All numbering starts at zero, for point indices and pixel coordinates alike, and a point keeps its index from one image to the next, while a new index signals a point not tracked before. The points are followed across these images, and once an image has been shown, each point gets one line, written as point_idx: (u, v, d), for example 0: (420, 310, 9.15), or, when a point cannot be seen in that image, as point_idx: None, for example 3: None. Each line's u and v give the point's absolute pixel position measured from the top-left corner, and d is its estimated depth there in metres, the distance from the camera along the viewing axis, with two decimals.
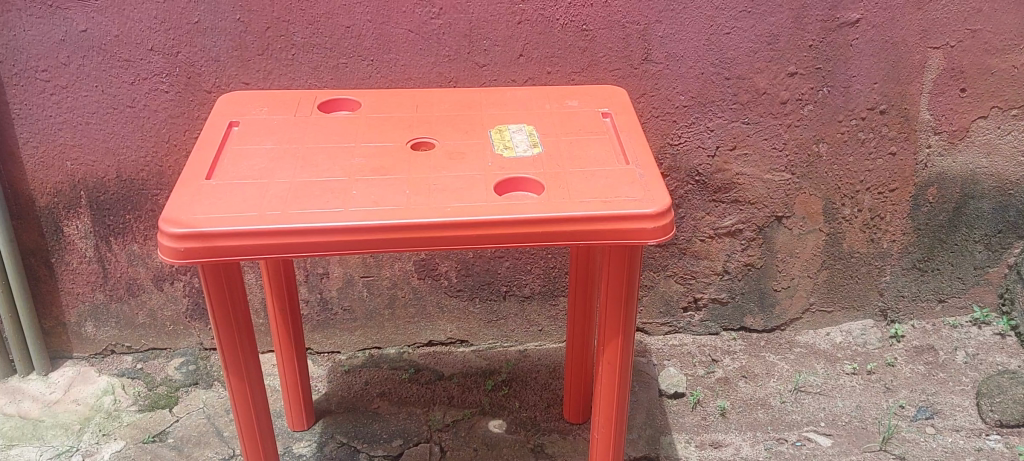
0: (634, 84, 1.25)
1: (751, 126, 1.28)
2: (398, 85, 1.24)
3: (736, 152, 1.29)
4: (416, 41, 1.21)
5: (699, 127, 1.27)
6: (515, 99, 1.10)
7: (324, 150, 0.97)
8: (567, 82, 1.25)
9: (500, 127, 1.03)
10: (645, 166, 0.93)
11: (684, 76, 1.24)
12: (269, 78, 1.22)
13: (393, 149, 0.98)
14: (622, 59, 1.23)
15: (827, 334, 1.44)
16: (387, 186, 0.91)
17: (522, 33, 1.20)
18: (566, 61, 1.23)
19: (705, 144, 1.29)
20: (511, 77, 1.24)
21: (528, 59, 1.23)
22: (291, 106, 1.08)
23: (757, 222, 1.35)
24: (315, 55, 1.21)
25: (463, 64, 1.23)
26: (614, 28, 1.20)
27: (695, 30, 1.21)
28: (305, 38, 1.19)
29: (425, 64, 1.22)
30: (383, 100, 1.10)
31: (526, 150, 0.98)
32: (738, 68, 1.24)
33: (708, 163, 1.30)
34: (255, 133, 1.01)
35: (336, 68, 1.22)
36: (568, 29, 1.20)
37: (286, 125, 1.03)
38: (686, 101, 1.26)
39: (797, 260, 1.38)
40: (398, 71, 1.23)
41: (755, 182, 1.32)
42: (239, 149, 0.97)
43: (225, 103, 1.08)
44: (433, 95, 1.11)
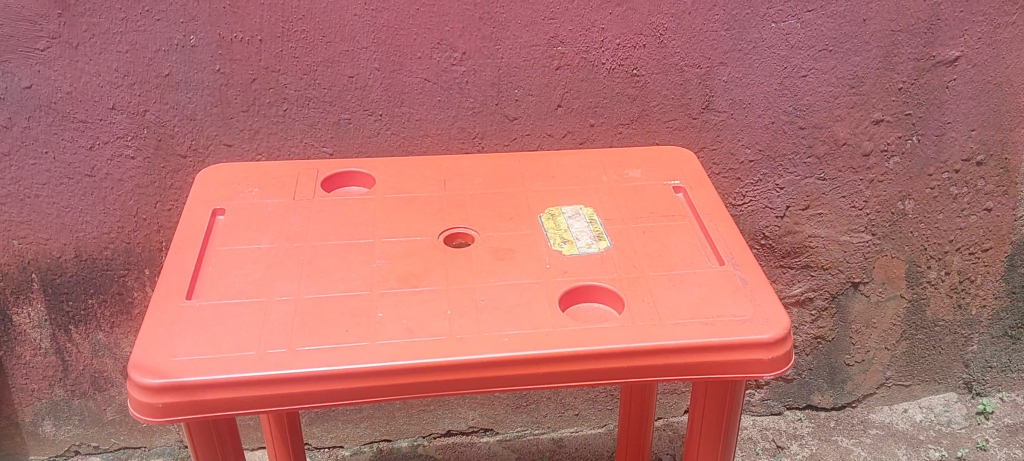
0: (693, 135, 1.05)
1: (827, 182, 1.09)
2: (412, 143, 1.04)
3: (809, 211, 1.10)
4: (433, 92, 1.00)
5: (767, 184, 1.08)
6: (562, 167, 0.90)
7: (334, 252, 0.77)
8: (613, 135, 1.05)
9: (553, 211, 0.83)
10: (744, 267, 0.74)
11: (752, 126, 1.04)
12: (256, 138, 1.01)
13: (421, 246, 0.78)
14: (678, 108, 1.03)
15: (905, 411, 1.26)
16: (421, 303, 0.71)
17: (561, 81, 1.00)
18: (612, 110, 1.03)
19: (773, 204, 1.10)
20: (547, 132, 1.04)
21: (568, 110, 1.02)
22: (286, 183, 0.87)
23: (830, 289, 1.16)
24: (311, 110, 1.00)
25: (489, 116, 1.02)
26: (671, 72, 1.00)
27: (766, 73, 1.01)
28: (299, 90, 0.98)
29: (445, 118, 1.02)
30: (399, 173, 0.89)
31: (589, 245, 0.78)
32: (814, 116, 1.04)
33: (776, 225, 1.11)
34: (245, 226, 0.81)
35: (337, 124, 1.01)
36: (617, 74, 1.00)
37: (282, 211, 0.83)
38: (752, 155, 1.06)
39: (873, 331, 1.20)
40: (411, 126, 1.02)
41: (829, 245, 1.13)
42: (227, 253, 0.77)
43: (204, 181, 0.87)
44: (461, 164, 0.91)
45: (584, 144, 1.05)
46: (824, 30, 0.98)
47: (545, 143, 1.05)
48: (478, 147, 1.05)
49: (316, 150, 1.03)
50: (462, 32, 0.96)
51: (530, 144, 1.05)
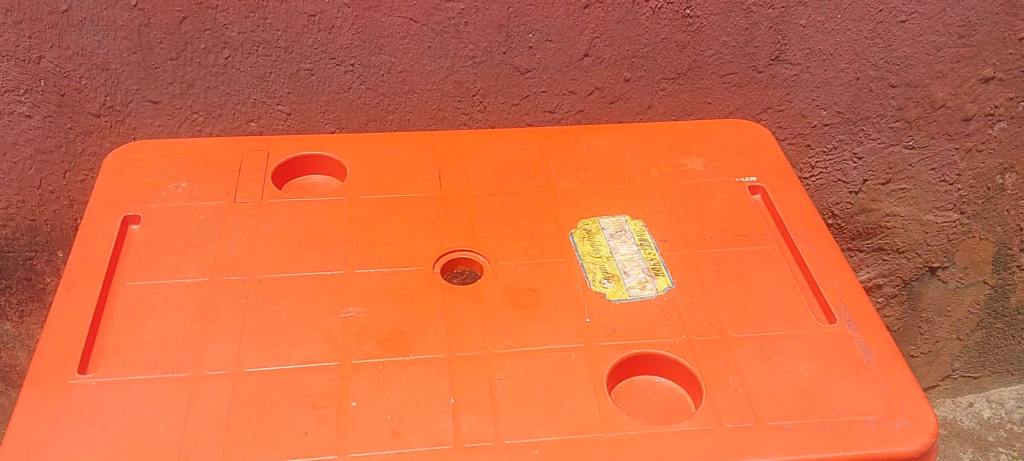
0: (756, 93, 0.82)
1: (915, 151, 0.87)
2: (393, 100, 0.80)
3: (889, 186, 0.89)
4: (422, 36, 0.76)
5: (843, 153, 0.86)
6: (597, 152, 0.68)
7: (292, 291, 0.56)
8: (654, 93, 0.81)
9: (589, 225, 0.61)
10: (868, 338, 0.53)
11: (831, 82, 0.82)
12: (190, 93, 0.77)
13: (413, 285, 0.56)
14: (740, 59, 0.79)
15: (970, 406, 1.09)
16: (414, 385, 0.50)
17: (590, 23, 0.76)
18: (655, 62, 0.79)
19: (848, 177, 0.88)
20: (569, 89, 0.80)
21: (596, 61, 0.79)
22: (227, 177, 0.64)
23: (903, 275, 0.97)
24: (261, 58, 0.76)
25: (495, 67, 0.79)
26: (734, 12, 0.76)
27: (855, 17, 0.77)
28: (245, 33, 0.74)
29: (436, 69, 0.78)
30: (381, 160, 0.66)
31: (643, 284, 0.57)
32: (910, 72, 0.81)
33: (849, 202, 0.90)
34: (167, 245, 0.59)
35: (295, 76, 0.77)
36: (663, 14, 0.76)
37: (220, 222, 0.60)
38: (828, 118, 0.84)
39: (945, 320, 1.01)
40: (391, 80, 0.79)
41: (909, 225, 0.92)
42: (141, 291, 0.55)
43: (112, 169, 0.64)
44: (463, 147, 0.68)
45: (615, 104, 0.82)
46: None
47: (565, 101, 0.81)
48: (480, 107, 0.81)
49: (268, 108, 0.79)
50: None
51: (547, 104, 0.81)
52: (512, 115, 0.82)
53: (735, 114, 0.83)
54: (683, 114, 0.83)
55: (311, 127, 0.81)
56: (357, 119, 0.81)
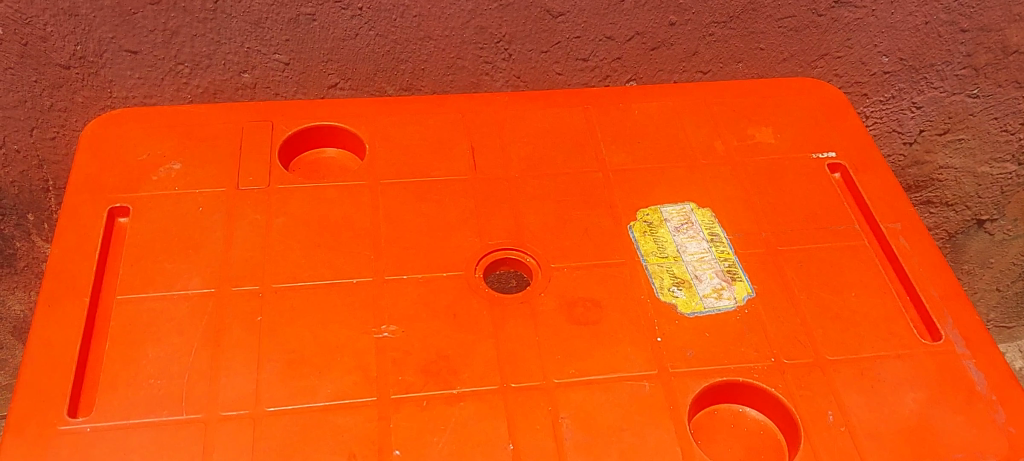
0: (814, 39, 0.73)
1: (979, 100, 0.78)
2: (406, 49, 0.70)
3: (947, 137, 0.81)
4: None
5: (902, 102, 0.78)
6: (651, 122, 0.59)
7: (313, 305, 0.48)
8: (700, 38, 0.72)
9: (650, 216, 0.53)
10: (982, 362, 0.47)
11: (897, 26, 0.73)
12: (174, 42, 0.67)
13: (454, 296, 0.49)
14: (801, 1, 0.70)
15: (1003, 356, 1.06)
16: (467, 427, 0.43)
17: None
18: (705, 3, 0.69)
19: (903, 128, 0.80)
20: (606, 34, 0.71)
21: (640, 3, 0.68)
22: (226, 156, 0.55)
23: (948, 228, 0.90)
24: (255, 2, 0.65)
25: (523, 11, 0.68)
26: None
27: None
28: None
29: (457, 13, 0.67)
30: (404, 133, 0.57)
31: (718, 294, 0.49)
32: (985, 15, 0.72)
33: (902, 155, 0.83)
34: (163, 246, 0.50)
35: (295, 22, 0.67)
36: None
37: (223, 215, 0.52)
38: (889, 66, 0.75)
39: (987, 272, 0.95)
40: (404, 25, 0.68)
41: (962, 178, 0.85)
42: (135, 308, 0.47)
43: (91, 148, 0.55)
44: (497, 117, 0.59)
45: (657, 51, 0.72)
46: None
47: (600, 48, 0.72)
48: (504, 55, 0.71)
49: (264, 58, 0.69)
50: None
51: (580, 51, 0.72)
52: (541, 63, 0.72)
53: (789, 61, 0.74)
54: (732, 61, 0.74)
55: (313, 78, 0.71)
56: (365, 69, 0.71)
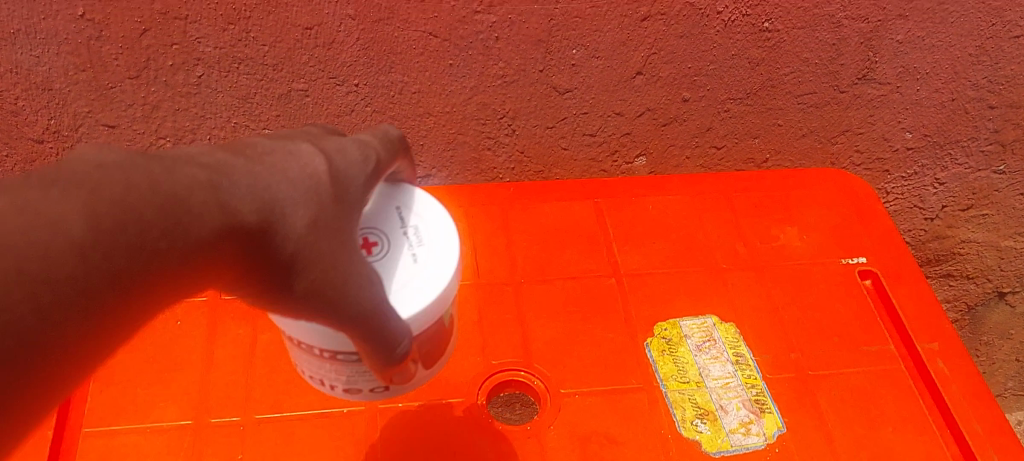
0: (835, 115, 0.69)
1: (1005, 176, 0.74)
2: (406, 124, 0.66)
3: (970, 212, 0.77)
4: (442, 53, 0.61)
5: (924, 178, 0.74)
6: (668, 218, 0.55)
7: (301, 440, 0.43)
8: (714, 114, 0.68)
9: (669, 333, 0.49)
10: None
11: (922, 102, 0.69)
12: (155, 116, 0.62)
13: (454, 428, 0.44)
14: (822, 77, 0.66)
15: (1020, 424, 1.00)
16: None
17: (648, 37, 0.62)
18: (720, 80, 0.66)
19: (925, 204, 0.77)
20: (615, 110, 0.67)
21: (651, 79, 0.65)
22: None
23: (968, 300, 0.85)
24: (243, 76, 0.60)
25: (529, 87, 0.64)
26: (822, 26, 0.62)
27: (962, 32, 0.64)
28: (221, 47, 0.58)
29: (458, 90, 0.64)
30: None
31: (745, 429, 0.45)
32: (1014, 92, 0.68)
33: (922, 229, 0.79)
34: (138, 365, 0.46)
35: (286, 97, 0.62)
36: (737, 27, 0.62)
37: (204, 330, 0.48)
38: (913, 142, 0.72)
39: (1007, 343, 0.90)
40: (405, 100, 0.64)
41: (985, 251, 0.80)
42: (104, 442, 0.43)
43: None
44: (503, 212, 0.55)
45: (668, 127, 0.69)
46: None
47: (609, 124, 0.68)
48: (508, 130, 0.68)
49: (253, 133, 0.65)
50: None
51: (588, 127, 0.68)
52: (547, 138, 0.69)
53: (807, 137, 0.71)
54: (747, 136, 0.70)
55: None
56: None
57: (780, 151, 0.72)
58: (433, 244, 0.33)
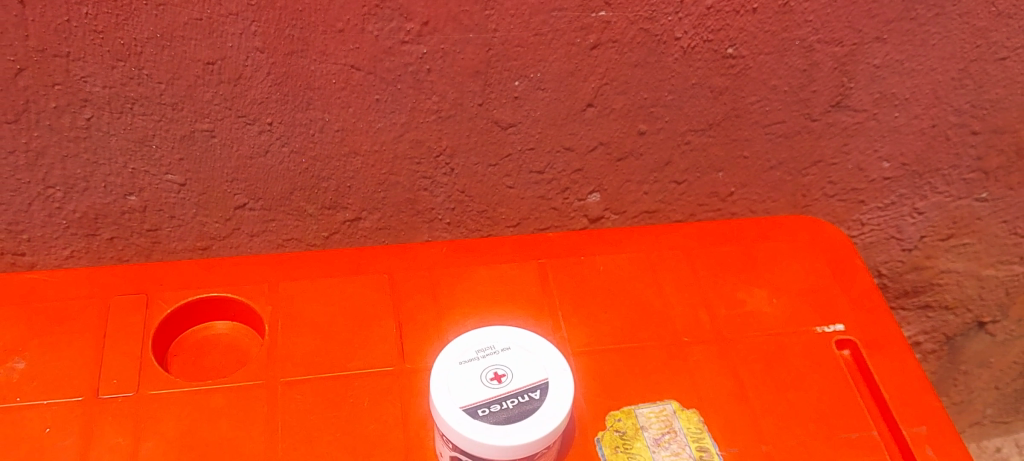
0: (806, 145, 0.63)
1: (987, 204, 0.69)
2: (329, 165, 0.59)
3: (950, 242, 0.72)
4: (367, 87, 0.54)
5: (901, 208, 0.69)
6: (621, 283, 0.48)
7: None
8: (675, 146, 0.62)
9: (622, 424, 0.42)
10: None
11: (900, 130, 0.63)
12: (40, 164, 0.55)
13: None
14: (792, 105, 0.60)
15: (998, 452, 0.93)
16: None
17: (598, 66, 0.55)
18: (680, 111, 0.59)
19: (903, 234, 0.71)
20: (564, 145, 0.60)
21: (603, 111, 0.58)
22: (87, 347, 0.44)
23: (947, 331, 0.80)
24: (139, 118, 0.54)
25: (467, 123, 0.58)
26: (791, 51, 0.56)
27: (944, 55, 0.58)
28: (111, 87, 0.52)
29: (387, 127, 0.57)
30: (315, 307, 0.46)
31: None
32: (999, 116, 0.63)
33: (900, 261, 0.73)
34: None
35: (189, 139, 0.56)
36: (698, 54, 0.55)
37: (76, 439, 0.41)
38: (891, 171, 0.66)
39: (986, 372, 0.85)
40: (327, 140, 0.57)
41: (965, 282, 0.75)
42: None
43: None
44: (432, 276, 0.48)
45: (623, 161, 0.62)
46: None
47: (559, 160, 0.61)
48: (445, 169, 0.60)
49: (154, 179, 0.57)
50: None
51: (535, 164, 0.61)
52: (489, 177, 0.62)
53: (777, 169, 0.64)
54: (711, 170, 0.64)
55: (216, 199, 0.59)
56: (278, 188, 0.59)
57: (747, 184, 0.65)
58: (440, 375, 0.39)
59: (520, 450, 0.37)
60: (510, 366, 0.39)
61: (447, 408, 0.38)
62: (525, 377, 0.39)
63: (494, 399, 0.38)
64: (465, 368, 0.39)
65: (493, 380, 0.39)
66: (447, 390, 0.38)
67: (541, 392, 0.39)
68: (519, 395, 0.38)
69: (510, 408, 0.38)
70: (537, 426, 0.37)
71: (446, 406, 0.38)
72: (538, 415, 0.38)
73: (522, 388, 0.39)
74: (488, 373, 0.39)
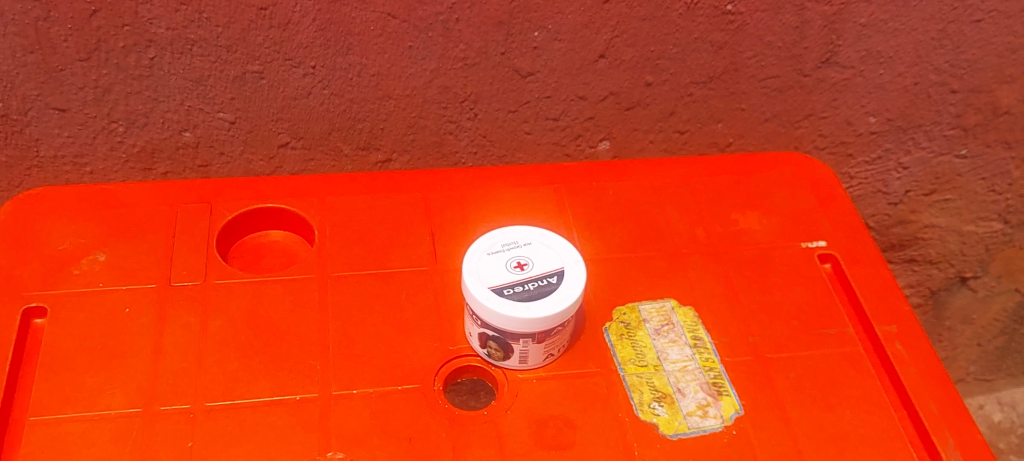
0: (798, 99, 0.69)
1: (967, 161, 0.75)
2: (364, 108, 0.65)
3: (932, 197, 0.78)
4: (401, 35, 0.60)
5: (886, 163, 0.75)
6: (628, 203, 0.54)
7: (255, 430, 0.43)
8: (678, 97, 0.68)
9: (627, 316, 0.48)
10: None
11: (885, 87, 0.69)
12: (106, 99, 0.61)
13: (412, 416, 0.44)
14: (786, 61, 0.66)
15: (980, 408, 0.99)
16: None
17: (610, 20, 0.61)
18: (684, 64, 0.65)
19: (888, 188, 0.77)
20: (578, 94, 0.66)
21: (613, 63, 0.64)
22: (158, 244, 0.50)
23: (931, 286, 0.86)
24: (196, 58, 0.59)
25: (490, 70, 0.63)
26: (785, 9, 0.62)
27: (924, 16, 0.64)
28: (174, 29, 0.57)
29: (418, 73, 0.63)
30: (357, 216, 0.52)
31: (702, 410, 0.44)
32: (976, 76, 0.68)
33: (886, 214, 0.79)
34: (84, 355, 0.45)
35: (241, 80, 0.61)
36: (699, 10, 0.61)
37: (151, 318, 0.47)
38: (876, 126, 0.72)
39: (968, 328, 0.91)
40: (363, 84, 0.63)
41: (947, 237, 0.81)
42: (50, 431, 0.42)
43: (4, 234, 0.49)
44: (460, 194, 0.54)
45: (631, 111, 0.68)
46: None
47: (572, 108, 0.67)
48: (470, 114, 0.66)
49: (207, 116, 0.63)
50: None
51: (551, 111, 0.67)
52: (508, 122, 0.68)
53: (772, 121, 0.70)
54: (711, 121, 0.70)
55: (261, 137, 0.65)
56: (319, 128, 0.65)
57: (744, 136, 0.71)
58: (472, 265, 0.45)
59: (540, 322, 0.43)
60: (532, 257, 0.45)
61: (477, 287, 0.44)
62: (543, 266, 0.45)
63: (517, 282, 0.44)
64: (492, 258, 0.45)
65: (516, 267, 0.45)
66: (477, 274, 0.44)
67: (558, 278, 0.44)
68: (539, 279, 0.44)
69: (532, 288, 0.44)
70: (555, 303, 0.43)
71: (475, 286, 0.44)
72: (555, 294, 0.44)
73: (541, 274, 0.45)
74: (512, 262, 0.45)
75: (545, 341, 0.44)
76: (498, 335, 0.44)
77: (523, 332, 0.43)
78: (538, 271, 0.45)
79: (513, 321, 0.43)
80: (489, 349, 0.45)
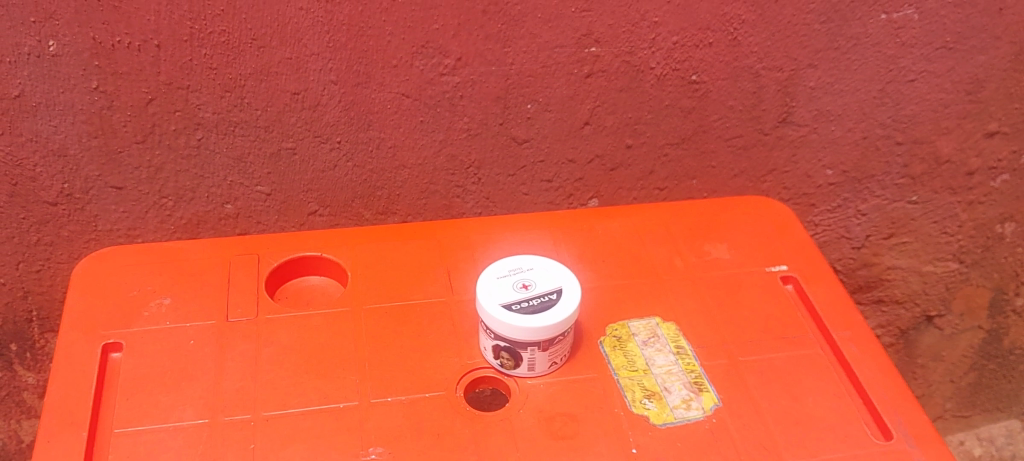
0: (762, 155, 0.78)
1: (918, 206, 0.84)
2: (382, 176, 0.74)
3: (892, 241, 0.87)
4: (414, 111, 0.69)
5: (846, 210, 0.84)
6: (616, 240, 0.63)
7: (305, 431, 0.50)
8: (656, 158, 0.77)
9: (619, 331, 0.56)
10: (929, 451, 0.50)
11: (838, 142, 0.78)
12: (158, 178, 0.69)
13: (438, 417, 0.51)
14: (747, 122, 0.75)
15: (961, 444, 1.06)
16: None
17: (592, 92, 0.71)
18: (658, 128, 0.75)
19: (850, 233, 0.86)
20: (568, 157, 0.76)
21: (597, 128, 0.74)
22: (214, 289, 0.58)
23: (901, 325, 0.94)
24: (238, 138, 0.68)
25: (491, 139, 0.73)
26: (742, 77, 0.72)
27: (865, 78, 0.73)
28: (219, 113, 0.66)
29: (429, 143, 0.72)
30: (383, 260, 0.61)
31: (686, 404, 0.52)
32: (917, 129, 0.78)
33: (851, 258, 0.88)
34: (157, 379, 0.53)
35: (276, 156, 0.70)
36: (669, 81, 0.71)
37: (213, 348, 0.55)
38: (834, 177, 0.81)
39: (940, 365, 0.98)
40: (381, 156, 0.72)
41: (909, 277, 0.90)
42: (132, 439, 0.50)
43: (83, 286, 0.58)
44: (471, 239, 0.63)
45: (616, 171, 0.78)
46: (947, 22, 0.70)
47: (564, 170, 0.77)
48: (474, 179, 0.76)
49: (246, 190, 0.72)
50: (458, 31, 0.65)
51: (545, 173, 0.77)
52: (508, 185, 0.77)
53: (740, 177, 0.80)
54: (686, 178, 0.79)
55: (293, 206, 0.74)
56: (343, 196, 0.75)
57: (717, 190, 0.81)
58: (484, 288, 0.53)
59: (543, 330, 0.51)
60: (534, 279, 0.54)
61: (489, 304, 0.52)
62: (545, 285, 0.53)
63: (523, 298, 0.52)
64: (501, 281, 0.54)
65: (521, 288, 0.53)
66: (489, 294, 0.52)
67: (557, 295, 0.53)
68: (541, 296, 0.53)
69: (535, 303, 0.52)
70: (555, 313, 0.51)
71: (488, 303, 0.52)
72: (555, 307, 0.52)
73: (543, 292, 0.53)
74: (518, 284, 0.53)
75: (549, 349, 0.52)
76: (509, 345, 0.52)
77: (529, 340, 0.51)
78: (537, 290, 0.53)
79: (518, 331, 0.51)
80: (501, 359, 0.53)
